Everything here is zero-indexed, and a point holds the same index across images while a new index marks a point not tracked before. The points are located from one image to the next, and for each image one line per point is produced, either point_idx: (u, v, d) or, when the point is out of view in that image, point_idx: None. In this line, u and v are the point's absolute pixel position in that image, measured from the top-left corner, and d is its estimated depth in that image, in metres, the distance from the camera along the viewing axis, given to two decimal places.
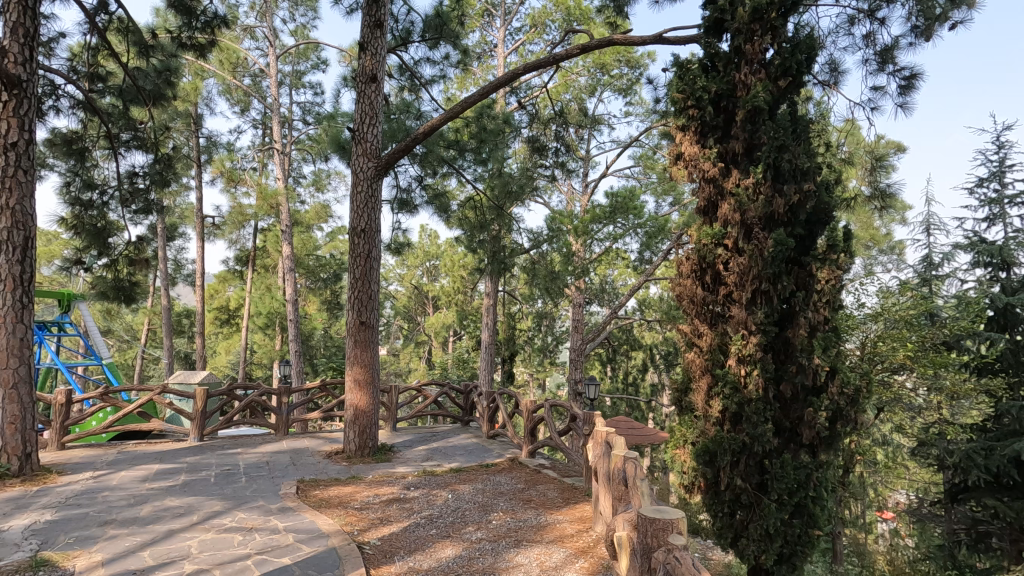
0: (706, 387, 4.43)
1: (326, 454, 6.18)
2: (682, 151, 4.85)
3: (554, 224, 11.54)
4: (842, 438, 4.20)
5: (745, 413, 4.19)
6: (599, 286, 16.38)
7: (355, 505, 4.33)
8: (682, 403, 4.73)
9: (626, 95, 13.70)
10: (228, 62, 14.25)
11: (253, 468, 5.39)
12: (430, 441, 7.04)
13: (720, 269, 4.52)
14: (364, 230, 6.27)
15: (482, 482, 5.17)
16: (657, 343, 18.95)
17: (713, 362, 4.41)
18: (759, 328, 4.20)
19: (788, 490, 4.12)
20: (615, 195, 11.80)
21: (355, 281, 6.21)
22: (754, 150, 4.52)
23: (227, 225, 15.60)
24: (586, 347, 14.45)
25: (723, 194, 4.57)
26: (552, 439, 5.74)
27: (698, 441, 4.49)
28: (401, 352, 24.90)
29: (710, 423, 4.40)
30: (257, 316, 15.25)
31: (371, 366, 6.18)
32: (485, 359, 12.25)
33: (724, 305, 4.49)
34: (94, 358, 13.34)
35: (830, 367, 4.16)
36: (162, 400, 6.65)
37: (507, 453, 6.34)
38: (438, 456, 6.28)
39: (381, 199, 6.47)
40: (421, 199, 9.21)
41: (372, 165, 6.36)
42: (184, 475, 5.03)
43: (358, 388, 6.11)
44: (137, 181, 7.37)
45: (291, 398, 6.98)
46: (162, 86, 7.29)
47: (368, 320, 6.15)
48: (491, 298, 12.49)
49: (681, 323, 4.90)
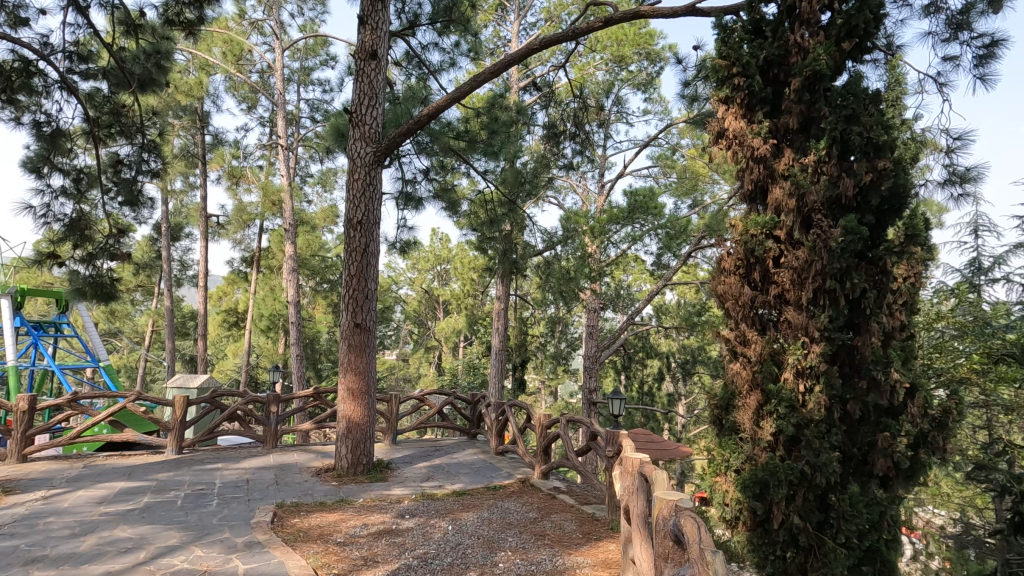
0: (755, 406, 3.71)
1: (315, 471, 5.53)
2: (724, 128, 4.13)
3: (569, 224, 11.22)
4: (925, 469, 3.45)
5: (805, 437, 3.49)
6: (616, 291, 15.68)
7: (338, 539, 3.67)
8: (722, 422, 4.01)
9: (645, 91, 13.00)
10: (232, 56, 13.82)
11: (230, 489, 4.77)
12: (432, 456, 6.37)
13: (771, 266, 3.85)
14: (361, 223, 5.65)
15: (489, 509, 4.47)
16: (675, 351, 18.16)
17: (763, 375, 3.71)
18: (822, 335, 3.52)
19: (858, 532, 3.40)
20: (634, 194, 11.09)
21: (350, 279, 5.60)
22: (812, 126, 3.86)
23: (231, 224, 15.16)
24: (601, 354, 13.70)
25: (776, 175, 3.87)
26: (569, 459, 5.04)
27: (745, 469, 3.76)
28: (411, 356, 24.37)
29: (759, 447, 3.68)
30: (259, 319, 14.78)
31: (367, 374, 5.53)
32: (494, 366, 11.58)
33: (776, 308, 3.80)
34: (90, 359, 12.92)
35: (909, 384, 3.43)
36: (136, 408, 5.94)
37: (518, 473, 5.66)
38: (441, 475, 5.60)
39: (380, 188, 5.84)
40: (427, 194, 8.51)
41: (371, 150, 5.75)
42: (148, 496, 4.41)
43: (352, 398, 5.47)
44: (122, 172, 6.80)
45: (280, 407, 6.30)
46: (152, 70, 6.76)
47: (364, 322, 5.55)
48: (502, 302, 11.81)
49: (720, 328, 4.17)
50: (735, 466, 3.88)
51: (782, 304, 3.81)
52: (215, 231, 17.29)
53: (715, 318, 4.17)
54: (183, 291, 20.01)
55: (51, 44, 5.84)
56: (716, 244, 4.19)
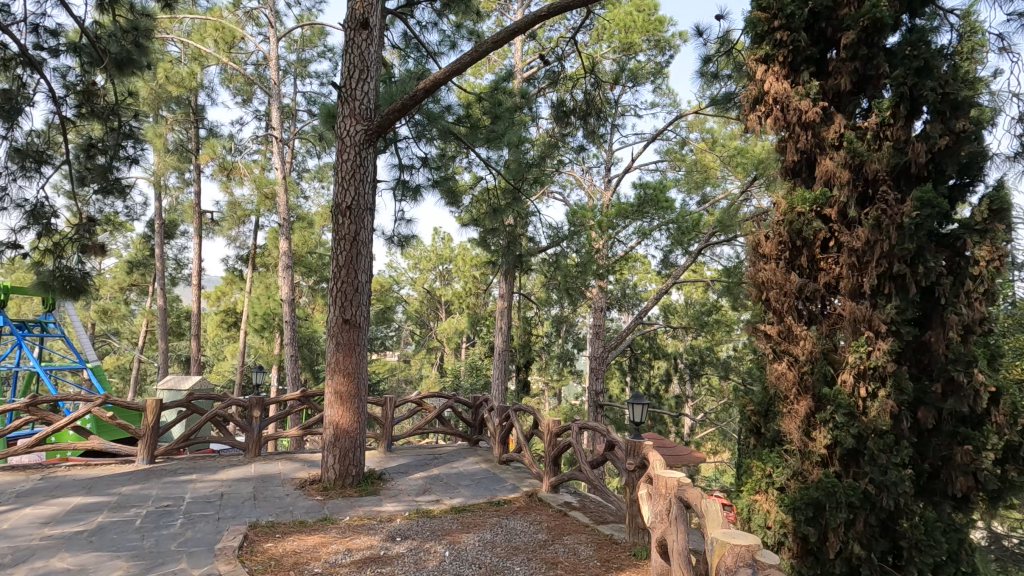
0: (806, 411, 3.21)
1: (299, 483, 4.98)
2: (764, 91, 3.58)
3: (575, 219, 10.66)
4: (1015, 493, 3.08)
5: (868, 451, 3.00)
6: (623, 291, 15.14)
7: (315, 569, 3.13)
8: (761, 431, 3.51)
9: (654, 81, 12.47)
10: (226, 45, 13.33)
11: (199, 505, 4.23)
12: (430, 466, 5.81)
13: (819, 252, 3.41)
14: (349, 208, 5.12)
15: (492, 529, 3.92)
16: (683, 351, 17.59)
17: (814, 375, 3.24)
18: (889, 329, 3.07)
19: (934, 565, 2.92)
20: (643, 187, 10.56)
21: (338, 271, 5.07)
22: (868, 86, 3.39)
23: (226, 221, 14.71)
24: (609, 355, 13.12)
25: (827, 145, 3.39)
26: (582, 472, 4.50)
27: (791, 487, 3.24)
28: (412, 358, 23.83)
29: (810, 460, 3.19)
30: (254, 318, 14.26)
31: (358, 375, 5.00)
32: (498, 368, 11.03)
33: (827, 299, 3.36)
34: (78, 360, 12.43)
35: (995, 389, 3.04)
36: (102, 413, 5.38)
37: (524, 485, 5.10)
38: (439, 488, 5.05)
39: (373, 171, 5.31)
40: (425, 182, 7.91)
41: (361, 128, 5.21)
42: (104, 515, 3.88)
43: (340, 402, 4.94)
44: (96, 157, 6.27)
45: (264, 412, 5.75)
46: (131, 49, 6.17)
47: (355, 319, 5.03)
48: (506, 301, 11.28)
49: (757, 322, 3.66)
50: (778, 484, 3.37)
51: (833, 294, 3.36)
52: (210, 228, 16.81)
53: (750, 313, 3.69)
54: (178, 291, 19.54)
55: (10, 14, 5.30)
56: (751, 230, 3.70)
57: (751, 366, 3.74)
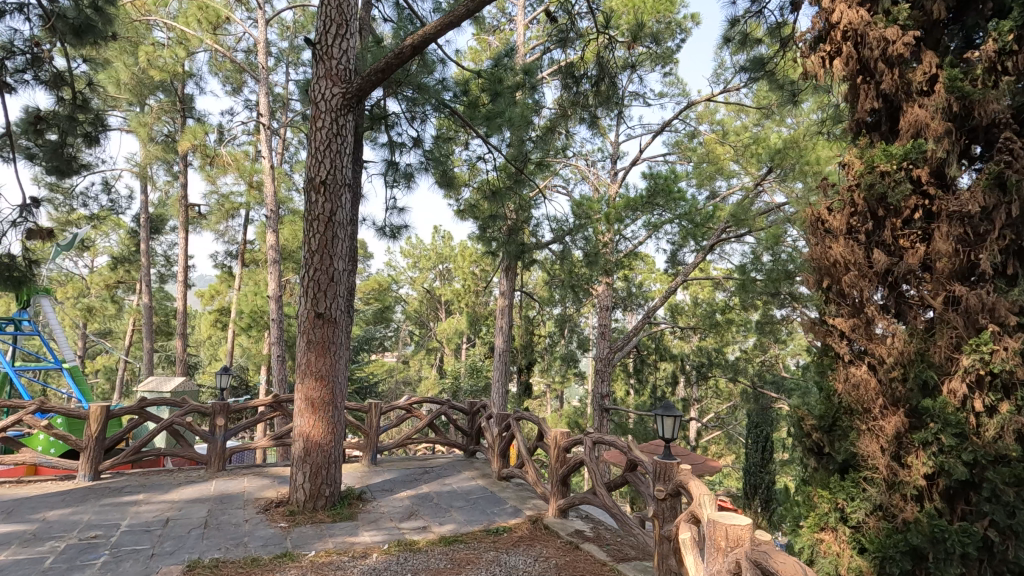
0: (902, 428, 3.02)
1: (263, 506, 4.23)
2: (839, 22, 3.47)
3: (581, 210, 9.87)
4: None
5: (984, 478, 2.82)
6: (629, 289, 14.38)
7: None
8: (828, 451, 3.34)
9: (665, 64, 11.71)
10: (212, 27, 12.59)
11: (134, 537, 3.50)
12: (419, 483, 5.07)
13: (896, 231, 3.29)
14: (323, 182, 4.37)
15: (488, 570, 3.19)
16: (691, 353, 16.81)
17: (903, 377, 3.10)
18: (1015, 324, 2.84)
19: None
20: (654, 176, 9.83)
21: (310, 257, 4.34)
22: (970, 11, 3.25)
23: (214, 214, 14.08)
24: (615, 357, 12.36)
25: (914, 89, 3.27)
26: (597, 495, 3.79)
27: (870, 524, 3.08)
28: (411, 359, 23.09)
29: (896, 492, 3.01)
30: (240, 316, 13.49)
31: (332, 379, 4.29)
32: (497, 370, 10.26)
33: (914, 282, 3.23)
34: (53, 359, 11.76)
35: None
36: (37, 422, 4.70)
37: (527, 508, 4.36)
38: (427, 511, 4.32)
39: (351, 142, 4.55)
40: (417, 163, 7.20)
41: (339, 90, 4.44)
42: (8, 551, 3.16)
43: (312, 411, 4.22)
44: (44, 131, 5.56)
45: (229, 420, 5.02)
46: (90, 15, 5.25)
47: (329, 312, 4.31)
48: (507, 299, 10.53)
49: (826, 312, 3.53)
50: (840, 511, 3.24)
51: (920, 279, 3.21)
52: (199, 223, 16.15)
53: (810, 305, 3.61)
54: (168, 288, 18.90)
55: None
56: (813, 215, 3.64)
57: (811, 367, 3.58)
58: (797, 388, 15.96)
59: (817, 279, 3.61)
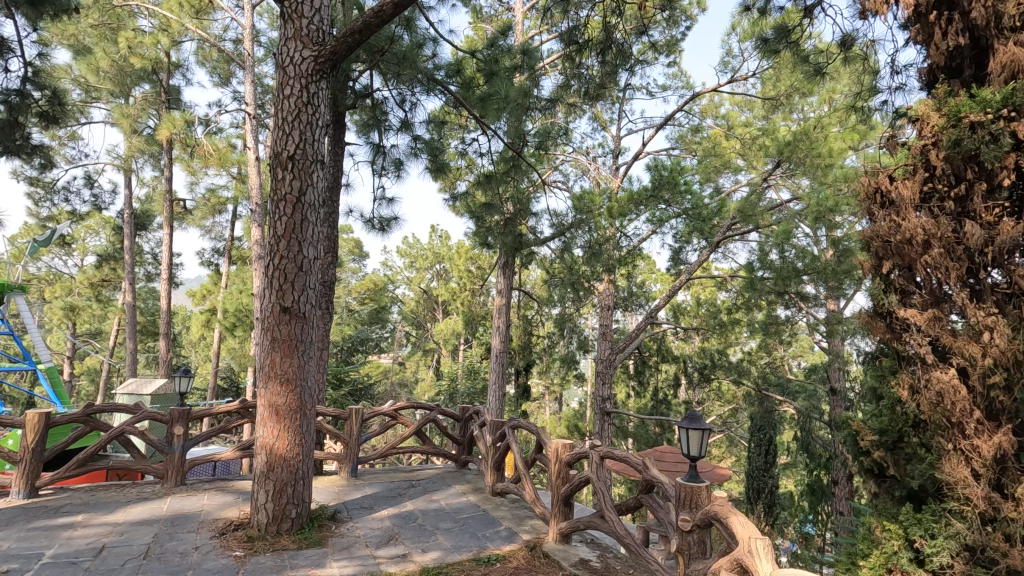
0: (1006, 448, 2.60)
1: (219, 529, 3.67)
2: None
3: (582, 204, 9.18)
4: None
5: None
6: (630, 289, 13.79)
7: None
8: (895, 474, 3.03)
9: (670, 53, 11.19)
10: (196, 13, 12.03)
11: (56, 571, 2.94)
12: (403, 499, 4.53)
13: (983, 202, 2.85)
14: (292, 159, 3.83)
15: None
16: (694, 355, 16.34)
17: (1006, 384, 2.65)
18: None
19: None
20: (658, 168, 9.26)
21: (276, 243, 3.79)
22: None
23: (200, 210, 13.58)
24: (617, 358, 11.76)
25: (1006, 24, 2.88)
26: (606, 521, 3.26)
27: (959, 569, 2.60)
28: (407, 360, 22.56)
29: (995, 531, 2.58)
30: (226, 315, 12.93)
31: (301, 383, 3.75)
32: (494, 372, 9.73)
33: (1010, 261, 2.78)
34: (27, 360, 11.18)
35: None
36: None
37: (523, 532, 3.80)
38: (409, 534, 3.78)
39: (322, 113, 3.97)
40: (406, 149, 6.64)
41: (310, 53, 3.86)
42: None
43: (276, 419, 3.67)
44: None
45: (189, 429, 4.47)
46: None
47: (297, 306, 3.76)
48: (504, 298, 9.99)
49: (892, 298, 3.15)
50: (912, 548, 2.81)
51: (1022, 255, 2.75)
52: (185, 220, 15.58)
53: (868, 294, 3.29)
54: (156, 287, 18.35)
55: None
56: (875, 185, 3.28)
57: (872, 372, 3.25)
58: (804, 391, 15.41)
59: (878, 264, 3.25)
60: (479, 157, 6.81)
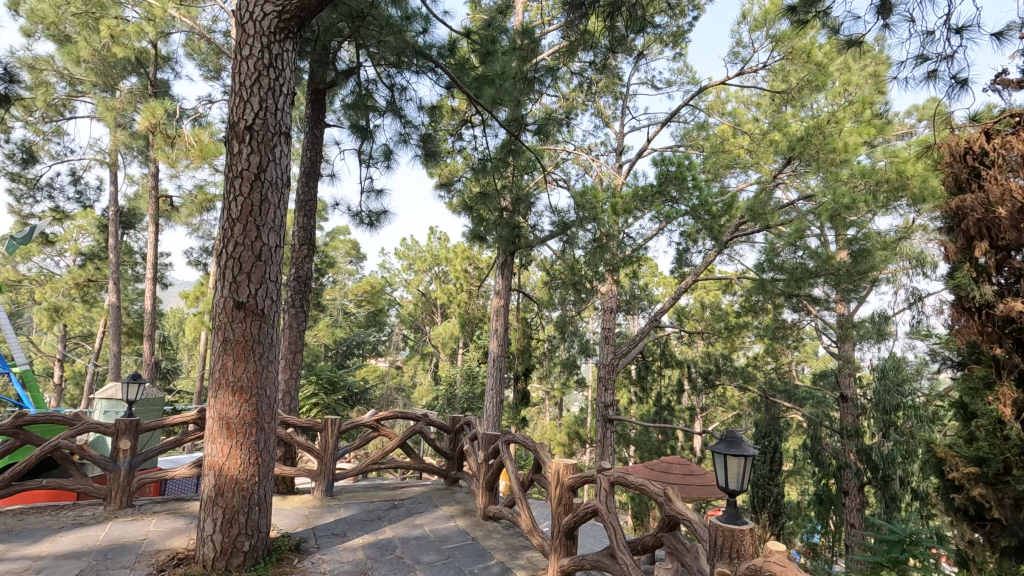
0: None
1: (160, 564, 3.11)
2: None
3: (584, 200, 8.33)
4: None
5: None
6: (632, 291, 13.37)
7: None
8: (999, 514, 3.53)
9: (676, 45, 10.69)
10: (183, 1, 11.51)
11: None
12: (382, 523, 3.97)
13: None
14: (249, 130, 3.26)
15: None
16: (698, 360, 15.80)
17: None
18: None
19: None
20: (664, 163, 8.73)
21: (232, 227, 3.23)
22: None
23: (188, 207, 13.06)
24: (620, 363, 11.20)
25: None
26: (618, 562, 2.71)
27: None
28: (404, 365, 22.03)
29: None
30: None
31: (258, 392, 3.19)
32: (491, 378, 9.17)
33: None
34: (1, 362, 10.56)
35: None
36: None
37: (517, 568, 3.24)
38: (384, 570, 3.21)
39: (287, 78, 3.41)
40: (394, 136, 6.10)
41: (274, 8, 3.28)
42: None
43: (227, 435, 3.11)
44: None
45: (137, 443, 3.93)
46: None
47: (254, 301, 3.20)
48: (502, 299, 9.41)
49: (984, 284, 3.86)
50: None
51: None
52: (173, 218, 15.02)
53: (959, 287, 3.96)
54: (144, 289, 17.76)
55: None
56: (970, 145, 4.12)
57: (969, 390, 3.87)
58: (811, 397, 14.85)
59: (967, 251, 3.99)
60: (475, 148, 6.27)
